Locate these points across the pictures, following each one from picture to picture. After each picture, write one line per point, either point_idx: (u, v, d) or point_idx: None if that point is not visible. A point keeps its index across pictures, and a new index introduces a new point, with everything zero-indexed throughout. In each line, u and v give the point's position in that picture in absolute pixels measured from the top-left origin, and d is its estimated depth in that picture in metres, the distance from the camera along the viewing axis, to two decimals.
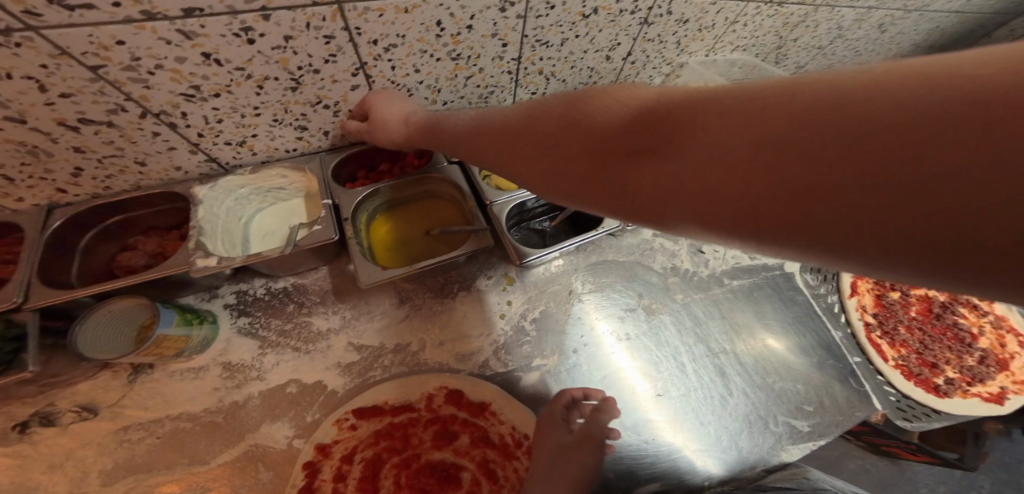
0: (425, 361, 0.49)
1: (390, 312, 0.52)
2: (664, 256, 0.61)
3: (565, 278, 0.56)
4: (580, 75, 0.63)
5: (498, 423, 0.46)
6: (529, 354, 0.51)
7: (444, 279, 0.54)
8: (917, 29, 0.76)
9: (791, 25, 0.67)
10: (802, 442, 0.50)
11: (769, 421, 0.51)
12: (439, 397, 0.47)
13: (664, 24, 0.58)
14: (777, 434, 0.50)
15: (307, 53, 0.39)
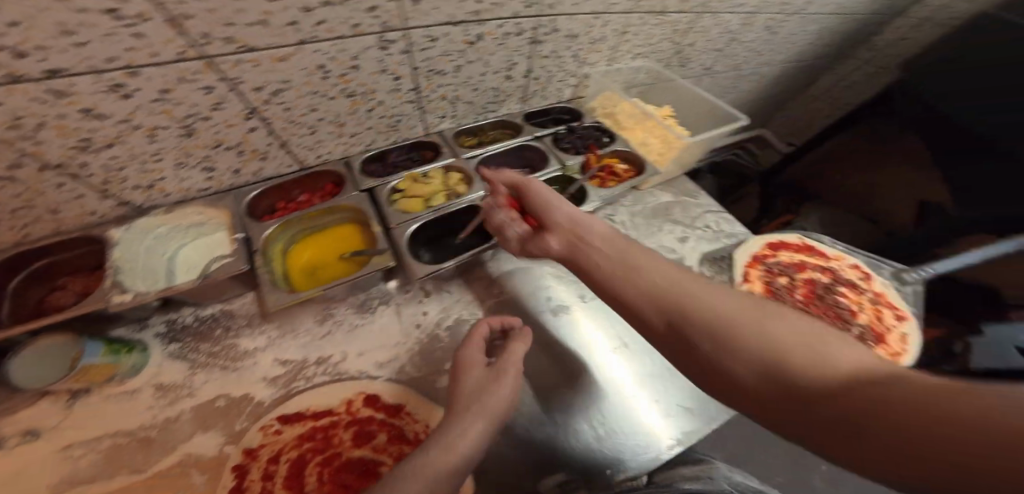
0: (346, 369, 0.54)
1: (313, 329, 0.57)
2: None
3: (477, 286, 0.61)
4: (486, 95, 0.65)
5: (412, 422, 0.50)
6: (442, 357, 0.56)
7: (364, 297, 0.59)
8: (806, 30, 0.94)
9: (682, 31, 0.74)
10: (696, 425, 0.52)
11: (666, 409, 0.53)
12: (359, 401, 0.52)
13: (556, 42, 0.62)
14: (674, 421, 0.52)
15: (190, 103, 0.41)
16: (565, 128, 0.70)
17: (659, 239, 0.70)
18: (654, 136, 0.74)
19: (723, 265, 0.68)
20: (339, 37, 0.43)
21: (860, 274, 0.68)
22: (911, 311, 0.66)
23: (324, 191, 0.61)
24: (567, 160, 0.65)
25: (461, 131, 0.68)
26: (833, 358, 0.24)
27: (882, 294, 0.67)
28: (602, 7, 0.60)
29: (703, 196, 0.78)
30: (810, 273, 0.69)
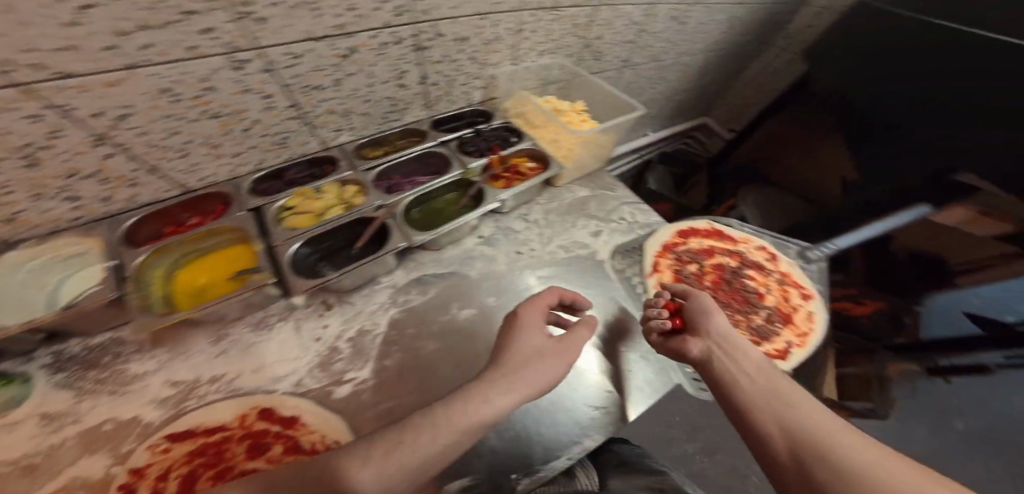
0: (243, 384, 0.50)
1: (205, 351, 0.52)
2: (482, 263, 0.65)
3: (383, 296, 0.60)
4: (381, 105, 0.61)
5: (309, 432, 0.45)
6: (344, 369, 0.52)
7: (263, 314, 0.56)
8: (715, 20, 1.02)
9: (585, 24, 0.77)
10: (606, 426, 0.50)
11: (575, 410, 0.51)
12: (252, 415, 0.47)
13: (446, 46, 0.60)
14: (582, 422, 0.50)
15: (19, 133, 0.34)
16: (471, 131, 0.68)
17: (572, 235, 0.71)
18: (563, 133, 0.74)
19: (635, 256, 0.69)
20: (177, 60, 0.37)
21: (767, 255, 0.70)
22: (815, 289, 0.68)
23: (215, 211, 0.57)
24: (469, 163, 0.64)
25: (363, 144, 0.64)
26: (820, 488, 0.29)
27: (788, 274, 0.69)
28: (487, 7, 0.58)
29: (620, 188, 0.80)
30: (719, 259, 0.70)
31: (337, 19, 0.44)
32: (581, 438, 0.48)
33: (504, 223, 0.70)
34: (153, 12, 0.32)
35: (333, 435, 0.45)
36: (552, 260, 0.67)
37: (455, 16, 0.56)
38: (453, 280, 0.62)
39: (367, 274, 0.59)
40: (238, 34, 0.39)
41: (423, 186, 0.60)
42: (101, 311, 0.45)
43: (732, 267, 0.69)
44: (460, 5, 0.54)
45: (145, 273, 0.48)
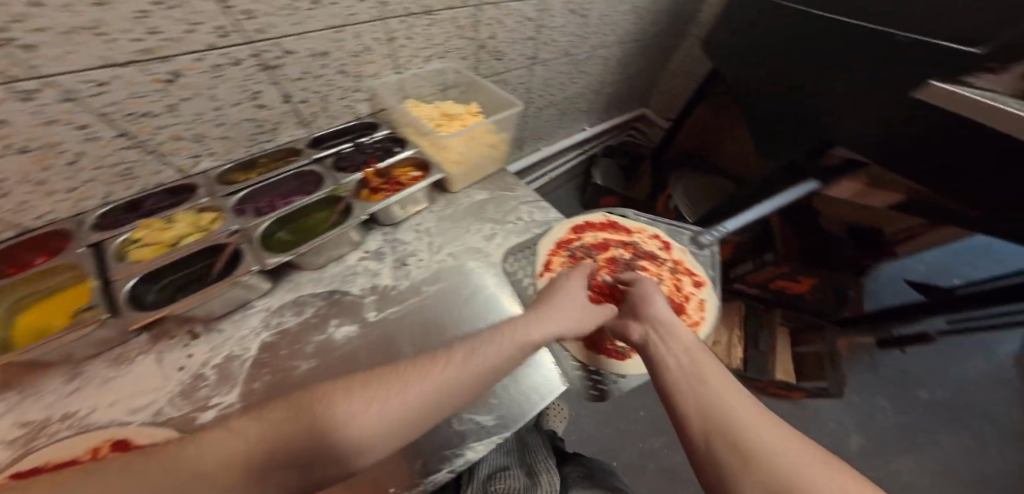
0: (92, 422, 0.47)
1: (57, 391, 0.48)
2: (364, 278, 0.64)
3: (255, 320, 0.59)
4: (242, 126, 0.57)
5: None
6: (207, 394, 0.50)
7: (121, 350, 0.53)
8: (619, 10, 1.03)
9: (470, 25, 0.74)
10: (486, 437, 0.55)
11: (453, 422, 0.56)
12: (105, 448, 0.42)
13: (302, 63, 0.54)
14: (461, 433, 0.55)
15: None
16: (349, 145, 0.67)
17: (464, 241, 0.71)
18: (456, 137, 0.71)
19: (528, 258, 0.69)
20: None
21: (660, 244, 0.71)
22: (707, 275, 0.69)
23: (63, 246, 0.51)
24: (341, 179, 0.63)
25: (230, 168, 0.61)
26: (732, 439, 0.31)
27: (681, 262, 0.70)
28: (341, 19, 0.53)
29: (520, 189, 0.80)
30: (612, 252, 0.70)
31: (139, 42, 0.39)
32: (463, 445, 0.54)
33: (393, 235, 0.70)
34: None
35: None
36: (439, 269, 0.66)
37: (301, 32, 0.50)
38: (335, 296, 0.62)
39: (225, 299, 0.56)
40: (7, 68, 0.33)
41: (282, 209, 0.59)
42: None
43: (624, 260, 0.69)
44: (304, 20, 0.49)
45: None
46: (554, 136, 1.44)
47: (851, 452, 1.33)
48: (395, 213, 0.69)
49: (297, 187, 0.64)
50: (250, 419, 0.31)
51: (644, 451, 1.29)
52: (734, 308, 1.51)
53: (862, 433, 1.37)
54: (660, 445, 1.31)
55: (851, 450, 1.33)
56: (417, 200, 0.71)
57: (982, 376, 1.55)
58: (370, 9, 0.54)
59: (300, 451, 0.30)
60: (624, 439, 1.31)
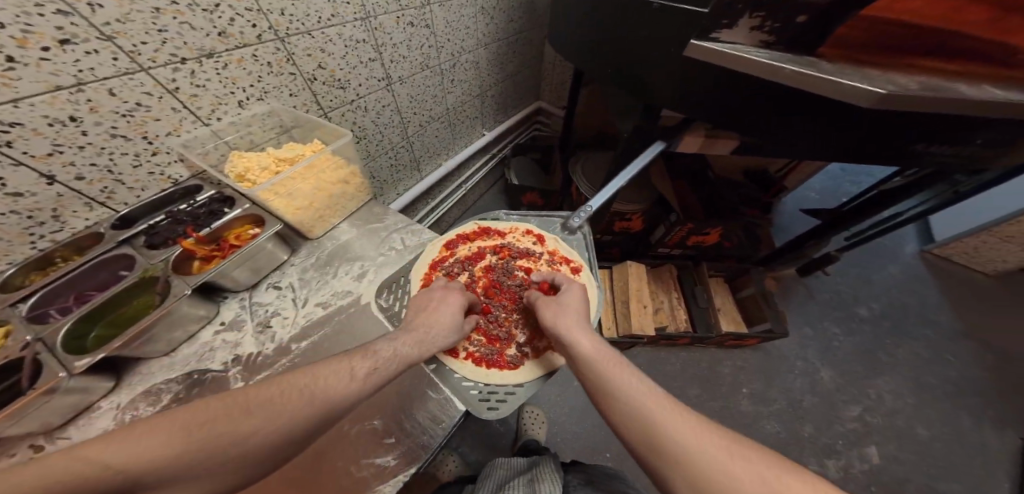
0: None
1: None
2: (224, 351, 0.56)
3: (106, 421, 0.47)
4: (16, 218, 0.51)
5: None
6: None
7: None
8: (464, 14, 1.07)
9: (282, 59, 0.71)
10: (390, 478, 0.48)
11: (352, 468, 0.49)
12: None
13: (46, 134, 0.48)
14: (361, 480, 0.48)
15: None
16: (162, 218, 0.61)
17: (332, 286, 0.66)
18: (304, 182, 0.66)
19: (400, 289, 0.65)
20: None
21: (533, 238, 0.74)
22: (582, 258, 0.70)
23: None
24: (154, 258, 0.56)
25: (28, 265, 0.53)
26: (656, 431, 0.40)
27: (556, 251, 0.72)
28: (72, 78, 0.48)
29: (389, 217, 0.78)
30: (487, 260, 0.73)
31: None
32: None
33: (251, 298, 0.63)
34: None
35: None
36: (309, 322, 0.61)
37: (14, 99, 0.44)
38: (195, 370, 0.53)
39: (62, 408, 0.44)
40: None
41: (85, 307, 0.49)
42: None
43: (499, 266, 0.71)
44: (9, 84, 0.43)
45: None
46: (454, 146, 1.42)
47: (825, 386, 1.40)
48: (242, 279, 0.61)
49: (116, 273, 0.57)
50: (105, 450, 0.30)
51: None
52: (666, 273, 1.52)
53: (828, 364, 1.45)
54: None
55: (825, 385, 1.40)
56: (273, 253, 0.65)
57: (900, 279, 1.73)
58: (109, 61, 0.50)
59: (157, 478, 0.31)
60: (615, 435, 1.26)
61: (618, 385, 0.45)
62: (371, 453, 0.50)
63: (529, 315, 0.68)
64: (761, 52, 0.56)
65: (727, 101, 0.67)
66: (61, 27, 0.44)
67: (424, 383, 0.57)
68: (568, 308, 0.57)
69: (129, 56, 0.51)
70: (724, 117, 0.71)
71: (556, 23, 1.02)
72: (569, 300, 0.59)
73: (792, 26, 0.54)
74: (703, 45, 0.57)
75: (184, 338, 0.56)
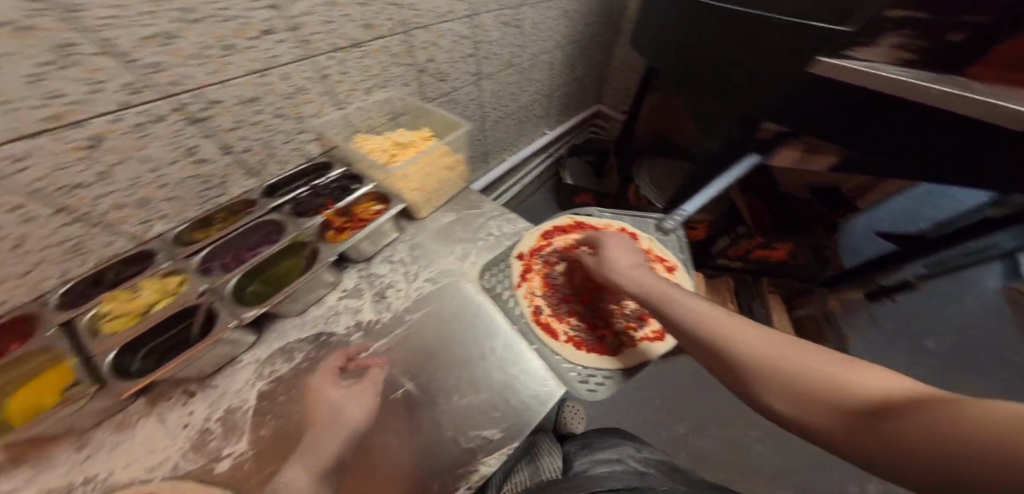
0: (115, 481, 0.51)
1: (71, 459, 0.51)
2: (347, 316, 0.66)
3: (248, 372, 0.61)
4: (190, 185, 0.60)
5: None
6: (177, 460, 0.52)
7: (123, 414, 0.56)
8: (553, 14, 1.09)
9: (405, 51, 0.76)
10: (497, 450, 0.52)
11: (461, 438, 0.54)
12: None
13: (233, 112, 0.57)
14: (472, 449, 0.53)
15: None
16: (305, 190, 0.68)
17: (438, 265, 0.71)
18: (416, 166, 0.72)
19: (503, 270, 0.71)
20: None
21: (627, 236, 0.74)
22: (677, 258, 0.70)
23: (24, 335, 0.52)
24: (301, 225, 0.62)
25: (187, 226, 0.62)
26: (710, 333, 0.46)
27: (650, 249, 0.71)
28: (262, 63, 0.56)
29: (485, 204, 0.82)
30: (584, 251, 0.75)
31: (41, 108, 0.40)
32: (477, 463, 0.51)
33: (368, 270, 0.70)
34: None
35: None
36: (421, 294, 0.68)
37: (222, 80, 0.53)
38: (320, 330, 0.64)
39: (215, 358, 0.59)
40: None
41: (249, 263, 0.58)
42: None
43: None
44: (222, 67, 0.52)
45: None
46: (520, 143, 1.45)
47: None
48: (364, 250, 0.69)
49: (261, 237, 0.65)
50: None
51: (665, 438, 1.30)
52: (723, 286, 1.51)
53: None
54: (681, 431, 1.31)
55: None
56: (388, 231, 0.71)
57: (976, 315, 1.60)
58: (290, 49, 0.58)
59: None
60: (649, 436, 1.31)
61: (682, 312, 0.51)
62: (487, 422, 0.55)
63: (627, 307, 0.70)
64: (899, 69, 0.65)
65: (826, 104, 0.72)
66: (266, 19, 0.52)
67: (527, 359, 0.62)
68: (625, 255, 0.62)
69: (303, 44, 0.59)
70: (821, 113, 0.74)
71: (638, 34, 1.06)
72: (624, 250, 0.64)
73: (943, 45, 0.61)
74: (832, 61, 0.64)
75: (307, 309, 0.66)
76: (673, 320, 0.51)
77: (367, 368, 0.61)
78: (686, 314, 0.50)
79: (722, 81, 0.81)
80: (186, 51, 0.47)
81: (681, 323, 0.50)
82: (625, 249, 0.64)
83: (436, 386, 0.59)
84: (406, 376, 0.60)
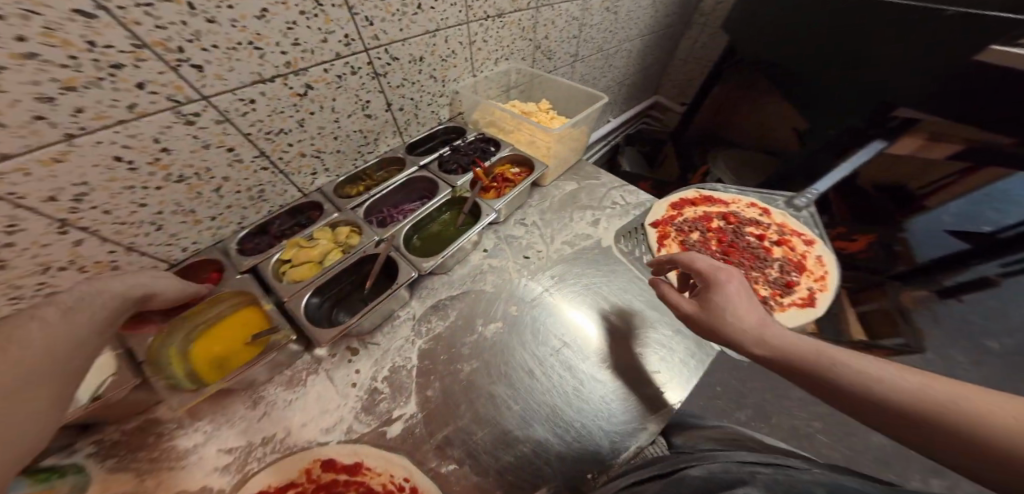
0: (295, 440, 0.49)
1: (248, 415, 0.50)
2: (493, 275, 0.66)
3: (406, 330, 0.60)
4: (353, 140, 0.61)
5: (377, 475, 0.47)
6: (348, 419, 0.51)
7: (291, 371, 0.55)
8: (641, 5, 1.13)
9: (531, 27, 0.79)
10: (662, 410, 0.52)
11: (623, 397, 0.53)
12: (317, 468, 0.47)
13: (403, 69, 0.59)
14: (638, 407, 0.53)
15: (145, 222, 0.45)
16: (448, 150, 0.70)
17: (571, 229, 0.73)
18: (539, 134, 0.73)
19: (640, 236, 0.72)
20: (119, 122, 0.36)
21: (759, 210, 0.77)
22: (814, 233, 0.73)
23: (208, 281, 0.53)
24: (455, 181, 0.65)
25: (342, 182, 0.64)
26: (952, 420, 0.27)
27: (785, 224, 0.75)
28: (435, 24, 0.59)
29: (602, 175, 0.84)
30: (714, 221, 0.76)
31: (284, 54, 0.43)
32: (644, 423, 0.51)
33: (504, 232, 0.72)
34: (75, 72, 0.31)
35: (402, 472, 0.47)
36: (561, 256, 0.69)
37: (406, 37, 0.56)
38: (470, 289, 0.64)
39: (383, 312, 0.58)
40: (181, 85, 0.37)
41: (415, 215, 0.60)
42: (132, 397, 0.43)
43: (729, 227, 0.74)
44: (409, 25, 0.55)
45: (158, 356, 0.45)
46: None
47: None
48: (503, 212, 0.70)
49: (405, 197, 0.67)
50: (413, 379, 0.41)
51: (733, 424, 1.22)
52: None
53: None
54: (747, 418, 1.24)
55: None
56: (521, 195, 0.73)
57: None
58: (456, 12, 0.60)
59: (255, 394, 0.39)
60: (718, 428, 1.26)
61: (867, 386, 0.31)
62: (651, 382, 0.55)
63: (771, 275, 0.68)
64: None
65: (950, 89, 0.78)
66: None
67: (677, 320, 0.62)
68: (739, 304, 0.42)
69: (466, 9, 0.62)
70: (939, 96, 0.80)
71: (742, 36, 1.19)
72: (735, 294, 0.42)
73: None
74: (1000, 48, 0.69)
75: (452, 270, 0.67)
76: (861, 406, 0.31)
77: (522, 327, 0.60)
78: (881, 389, 0.30)
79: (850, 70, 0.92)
80: (392, 6, 0.50)
81: (878, 412, 0.30)
82: (737, 293, 0.43)
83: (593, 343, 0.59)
84: (559, 335, 0.60)
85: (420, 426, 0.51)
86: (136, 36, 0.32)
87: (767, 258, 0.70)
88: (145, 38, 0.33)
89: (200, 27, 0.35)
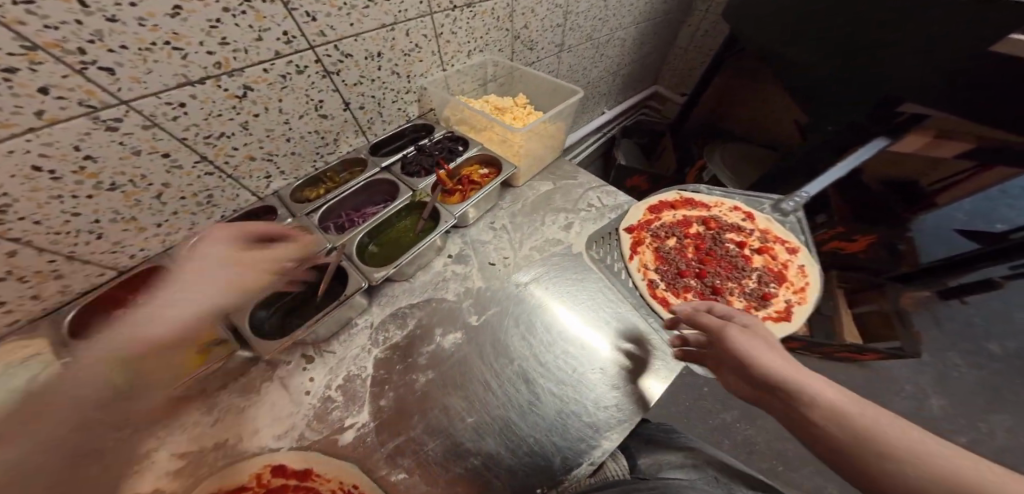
0: (246, 447, 0.49)
1: (201, 420, 0.50)
2: (456, 282, 0.64)
3: (364, 338, 0.59)
4: (308, 141, 0.59)
5: (325, 481, 0.46)
6: (300, 427, 0.50)
7: (246, 378, 0.54)
8: None
9: (507, 16, 0.75)
10: (619, 428, 0.50)
11: (581, 414, 0.52)
12: (267, 473, 0.47)
13: (360, 66, 0.56)
14: (594, 424, 0.51)
15: (85, 229, 0.43)
16: (412, 150, 0.67)
17: (542, 234, 0.70)
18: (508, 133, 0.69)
19: (613, 243, 0.70)
20: (29, 129, 0.33)
21: (742, 215, 0.74)
22: (798, 241, 0.70)
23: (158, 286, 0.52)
24: (417, 184, 0.63)
25: (301, 185, 0.62)
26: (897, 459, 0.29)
27: (768, 230, 0.71)
28: (393, 17, 0.55)
29: (580, 175, 0.80)
30: (693, 227, 0.73)
31: (211, 54, 0.40)
32: (598, 440, 0.50)
33: (471, 237, 0.70)
34: None
35: (351, 479, 0.46)
36: (529, 262, 0.67)
37: (358, 32, 0.52)
38: (431, 297, 0.63)
39: (340, 320, 0.57)
40: (91, 88, 0.35)
41: (373, 221, 0.58)
42: None
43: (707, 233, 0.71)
44: (360, 19, 0.51)
45: None
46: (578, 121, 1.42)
47: (935, 412, 1.26)
48: (471, 216, 0.68)
49: (367, 200, 0.65)
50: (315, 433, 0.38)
51: (716, 425, 1.21)
52: None
53: (940, 392, 1.30)
54: (731, 419, 1.22)
55: (934, 411, 1.26)
56: (490, 198, 0.70)
57: None
58: (416, 4, 0.56)
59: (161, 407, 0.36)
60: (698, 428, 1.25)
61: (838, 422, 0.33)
62: (610, 397, 0.53)
63: (746, 286, 0.66)
64: None
65: (970, 83, 0.69)
66: None
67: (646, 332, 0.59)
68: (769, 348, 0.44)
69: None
70: (956, 90, 0.72)
71: (741, 24, 1.12)
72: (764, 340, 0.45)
73: None
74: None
75: (415, 276, 0.65)
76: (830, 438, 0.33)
77: (481, 337, 0.59)
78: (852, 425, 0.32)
79: (853, 61, 0.85)
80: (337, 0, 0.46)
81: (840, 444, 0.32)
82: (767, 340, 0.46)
83: (553, 355, 0.57)
84: (520, 343, 0.58)
85: (370, 436, 0.50)
86: (24, 38, 0.29)
87: (745, 268, 0.68)
88: (36, 40, 0.30)
89: (100, 27, 0.32)
